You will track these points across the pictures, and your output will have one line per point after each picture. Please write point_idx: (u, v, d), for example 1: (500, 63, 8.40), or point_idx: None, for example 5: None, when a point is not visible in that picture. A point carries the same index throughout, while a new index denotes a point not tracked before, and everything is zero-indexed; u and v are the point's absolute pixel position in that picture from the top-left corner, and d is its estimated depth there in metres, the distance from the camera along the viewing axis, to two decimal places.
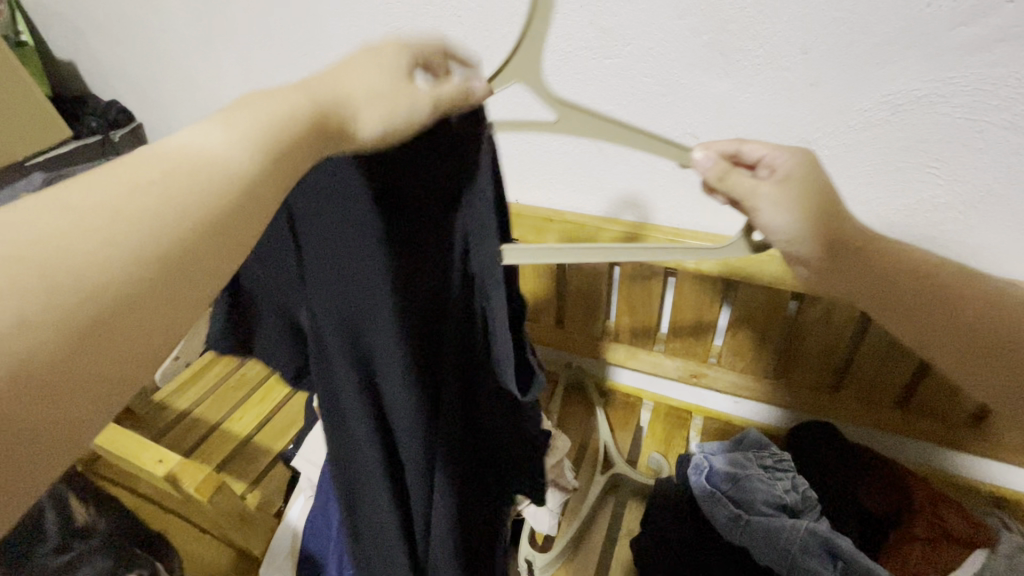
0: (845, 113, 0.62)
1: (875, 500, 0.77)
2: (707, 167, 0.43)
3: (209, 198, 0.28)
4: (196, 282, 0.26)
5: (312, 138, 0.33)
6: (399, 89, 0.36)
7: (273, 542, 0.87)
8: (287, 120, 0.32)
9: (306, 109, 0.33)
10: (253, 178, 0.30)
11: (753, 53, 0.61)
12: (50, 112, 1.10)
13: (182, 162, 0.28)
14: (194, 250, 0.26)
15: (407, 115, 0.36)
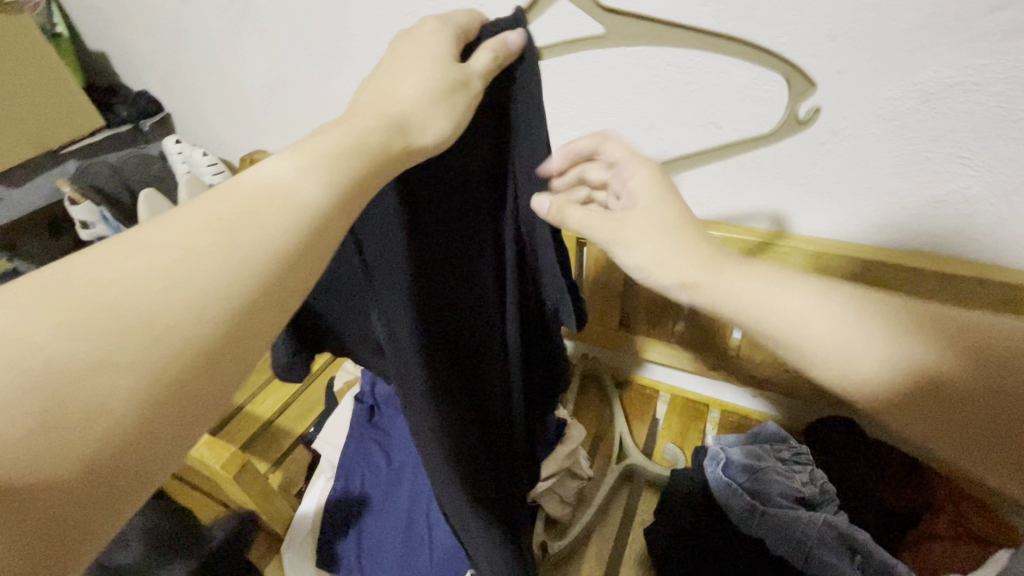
0: (874, 102, 0.60)
1: (893, 498, 0.76)
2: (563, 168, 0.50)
3: (276, 241, 0.28)
4: (253, 334, 0.26)
5: (386, 159, 0.35)
6: (448, 78, 0.38)
7: (295, 521, 0.89)
8: (350, 144, 0.33)
9: (376, 128, 0.35)
10: (317, 219, 0.30)
11: (779, 39, 0.60)
12: (84, 102, 1.14)
13: (259, 201, 0.29)
14: (256, 301, 0.26)
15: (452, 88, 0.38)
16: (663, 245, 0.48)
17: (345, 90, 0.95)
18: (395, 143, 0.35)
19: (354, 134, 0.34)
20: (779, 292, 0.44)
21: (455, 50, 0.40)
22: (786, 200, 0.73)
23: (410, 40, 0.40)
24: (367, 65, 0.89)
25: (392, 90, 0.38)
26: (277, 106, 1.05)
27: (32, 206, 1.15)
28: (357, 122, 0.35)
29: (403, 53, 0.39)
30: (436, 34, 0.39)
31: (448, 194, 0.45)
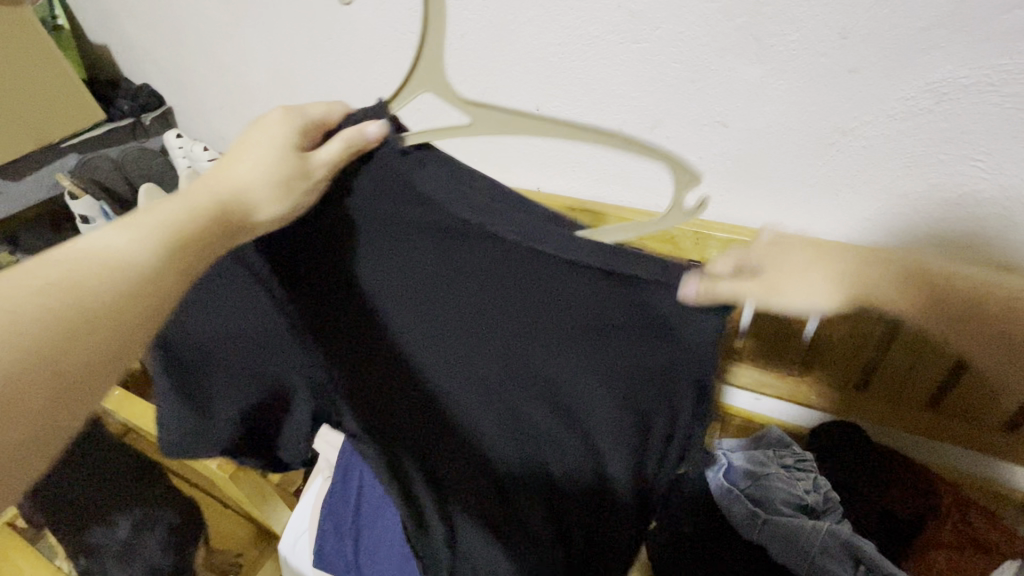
0: (885, 101, 0.59)
1: (900, 505, 0.75)
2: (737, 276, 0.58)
3: (118, 275, 0.33)
4: (107, 337, 0.31)
5: (219, 221, 0.40)
6: (291, 166, 0.43)
7: (288, 523, 0.87)
8: (185, 212, 0.38)
9: (208, 205, 0.40)
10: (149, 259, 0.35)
11: (789, 37, 0.59)
12: (85, 95, 1.13)
13: (86, 258, 0.32)
14: (105, 311, 0.31)
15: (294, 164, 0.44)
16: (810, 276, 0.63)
17: (345, 85, 0.93)
18: (230, 218, 0.41)
19: (187, 211, 0.39)
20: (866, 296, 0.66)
21: (302, 139, 0.45)
22: (794, 201, 0.71)
23: (261, 125, 0.45)
24: (369, 61, 0.87)
25: (231, 169, 0.43)
26: (278, 101, 1.04)
27: (34, 200, 1.14)
28: (190, 195, 0.40)
29: (249, 138, 0.44)
30: (281, 124, 0.45)
31: (312, 244, 0.49)
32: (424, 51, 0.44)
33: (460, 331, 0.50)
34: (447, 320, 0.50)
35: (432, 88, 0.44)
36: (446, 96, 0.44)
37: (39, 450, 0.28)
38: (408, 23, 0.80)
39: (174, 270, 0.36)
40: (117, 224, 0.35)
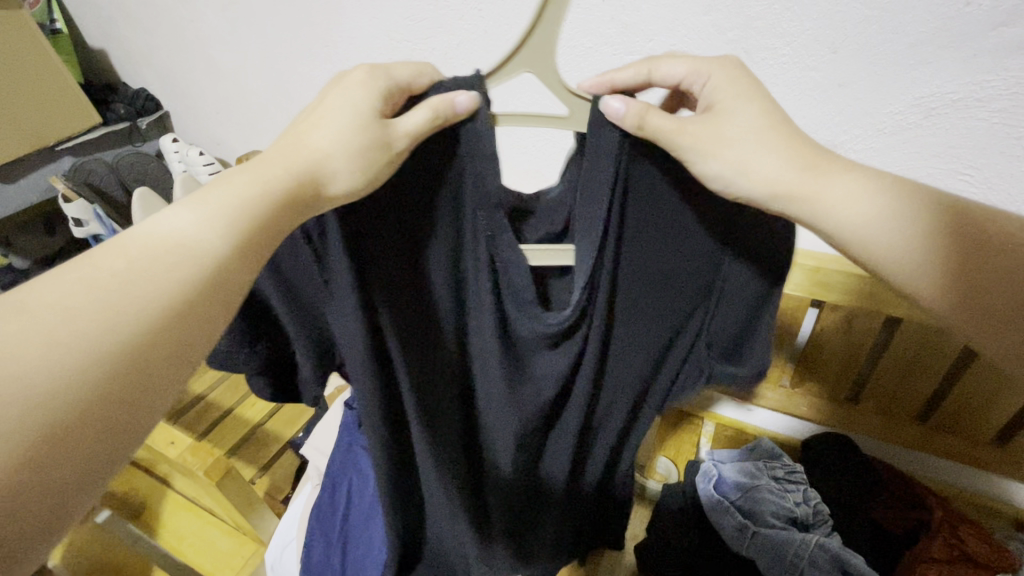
0: (875, 116, 0.59)
1: (887, 517, 0.76)
2: (621, 116, 0.39)
3: (181, 272, 0.31)
4: (183, 328, 0.31)
5: (283, 207, 0.37)
6: (368, 136, 0.39)
7: (276, 529, 0.87)
8: (257, 195, 0.36)
9: (280, 182, 0.37)
10: (210, 259, 0.33)
11: (780, 51, 0.59)
12: (81, 98, 1.13)
13: (150, 255, 0.31)
14: (183, 302, 0.31)
15: (366, 145, 0.38)
16: (775, 147, 0.41)
17: None
18: (298, 197, 0.38)
19: (263, 188, 0.37)
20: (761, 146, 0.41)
21: (383, 104, 0.40)
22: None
23: (343, 85, 0.41)
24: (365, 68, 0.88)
25: (307, 137, 0.40)
26: (274, 107, 1.04)
27: (26, 202, 1.14)
28: (261, 169, 0.38)
29: (332, 99, 0.41)
30: (364, 83, 0.40)
31: (392, 240, 0.45)
32: (535, 28, 0.39)
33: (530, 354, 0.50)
34: (521, 347, 0.49)
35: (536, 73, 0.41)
36: (549, 85, 0.41)
37: (125, 433, 0.28)
38: (403, 31, 0.80)
39: (237, 263, 0.34)
40: (191, 206, 0.34)
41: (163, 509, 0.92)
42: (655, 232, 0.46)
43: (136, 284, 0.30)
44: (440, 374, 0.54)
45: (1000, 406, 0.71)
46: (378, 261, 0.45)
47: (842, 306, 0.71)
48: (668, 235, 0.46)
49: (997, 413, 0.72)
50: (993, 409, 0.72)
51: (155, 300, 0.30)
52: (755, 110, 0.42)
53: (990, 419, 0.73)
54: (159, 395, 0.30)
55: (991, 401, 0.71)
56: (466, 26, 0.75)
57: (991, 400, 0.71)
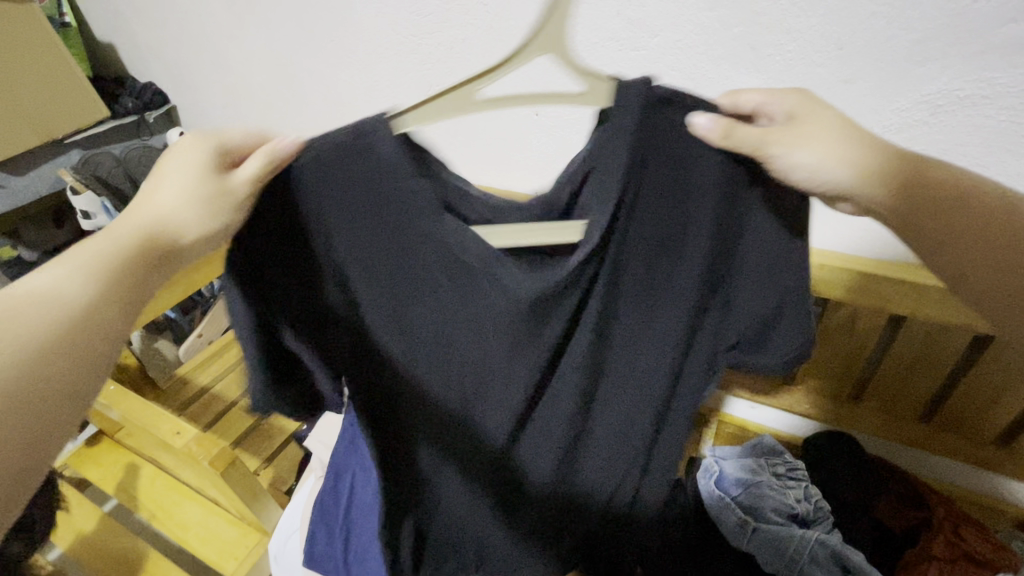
0: (881, 112, 0.59)
1: (887, 515, 0.76)
2: (709, 129, 0.40)
3: (57, 319, 0.32)
4: (68, 370, 0.31)
5: (138, 262, 0.36)
6: (211, 186, 0.39)
7: (280, 519, 0.87)
8: (110, 250, 0.36)
9: (135, 239, 0.37)
10: (85, 306, 0.33)
11: (786, 47, 0.59)
12: (89, 91, 1.14)
13: (22, 307, 0.31)
14: (61, 343, 0.31)
15: (211, 199, 0.38)
16: (837, 151, 0.42)
17: (347, 87, 0.94)
18: (152, 249, 0.37)
19: (118, 246, 0.36)
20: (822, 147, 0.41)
21: (217, 164, 0.40)
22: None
23: (170, 154, 0.40)
24: (369, 62, 0.88)
25: (149, 201, 0.39)
26: (280, 100, 1.04)
27: (35, 194, 1.15)
28: (101, 237, 0.37)
29: (162, 165, 0.40)
30: (194, 150, 0.40)
31: (380, 231, 0.44)
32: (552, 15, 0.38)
33: (537, 335, 0.49)
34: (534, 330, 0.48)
35: (548, 56, 0.39)
36: (566, 66, 0.40)
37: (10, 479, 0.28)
38: (409, 26, 0.80)
39: (109, 302, 0.34)
40: (58, 264, 0.34)
41: (169, 497, 0.93)
42: (666, 213, 0.46)
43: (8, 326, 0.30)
44: (454, 371, 0.52)
45: (1007, 403, 0.70)
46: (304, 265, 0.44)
47: (846, 304, 0.71)
48: (675, 224, 0.46)
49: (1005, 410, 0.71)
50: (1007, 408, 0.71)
51: (30, 341, 0.30)
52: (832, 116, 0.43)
53: (999, 416, 0.72)
54: (54, 421, 0.30)
55: (997, 398, 0.70)
56: (471, 20, 0.75)
57: (995, 400, 0.71)
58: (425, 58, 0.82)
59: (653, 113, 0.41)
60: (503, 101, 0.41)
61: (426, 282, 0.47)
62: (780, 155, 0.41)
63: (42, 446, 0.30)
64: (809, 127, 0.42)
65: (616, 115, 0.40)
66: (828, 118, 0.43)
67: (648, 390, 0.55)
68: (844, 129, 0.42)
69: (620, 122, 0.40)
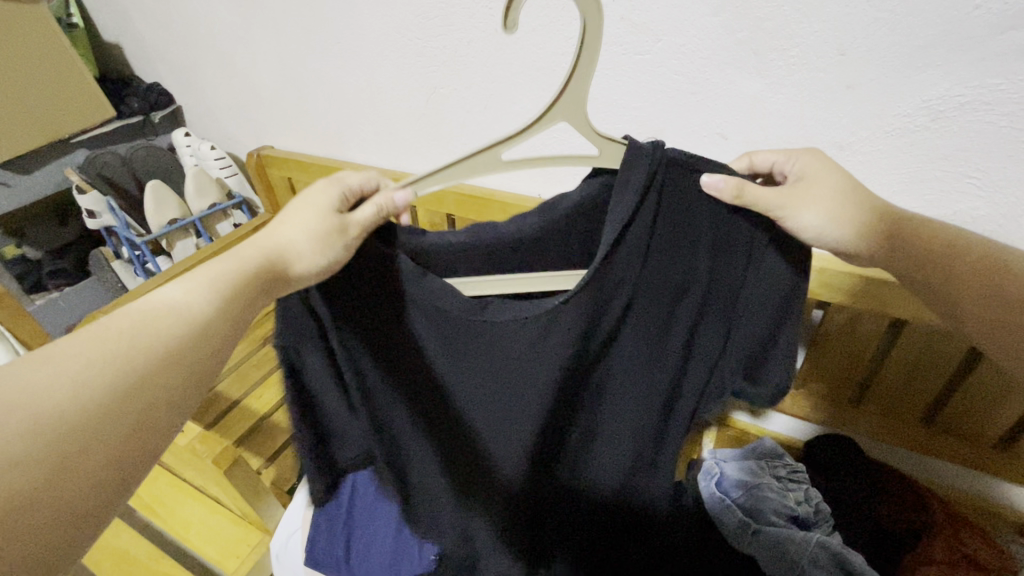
0: (883, 117, 0.60)
1: (889, 519, 0.76)
2: (720, 187, 0.43)
3: (187, 325, 0.36)
4: (193, 367, 0.35)
5: (260, 278, 0.41)
6: (329, 224, 0.43)
7: (282, 517, 0.88)
8: (239, 265, 0.40)
9: (255, 258, 0.41)
10: (207, 318, 0.37)
11: (788, 52, 0.60)
12: (95, 92, 1.15)
13: (160, 310, 0.35)
14: (187, 346, 0.35)
15: (337, 245, 0.43)
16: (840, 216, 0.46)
17: (352, 89, 0.94)
18: (268, 269, 0.41)
19: (239, 262, 0.40)
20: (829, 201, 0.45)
21: (338, 204, 0.45)
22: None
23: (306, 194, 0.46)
24: (375, 65, 0.88)
25: (278, 228, 0.44)
26: (285, 101, 1.05)
27: (41, 194, 1.16)
28: (238, 250, 0.42)
29: (296, 204, 0.45)
30: (325, 190, 0.46)
31: (373, 289, 0.49)
32: (571, 81, 0.41)
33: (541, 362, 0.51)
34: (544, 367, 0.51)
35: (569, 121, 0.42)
36: (582, 131, 0.43)
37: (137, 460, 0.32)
38: (415, 28, 0.81)
39: (216, 328, 0.37)
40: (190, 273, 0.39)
41: (171, 496, 0.93)
42: (669, 260, 0.49)
43: (130, 335, 0.33)
44: (480, 400, 0.55)
45: (1008, 408, 0.70)
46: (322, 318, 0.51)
47: (848, 307, 0.71)
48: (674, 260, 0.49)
49: (1007, 414, 0.71)
50: (1009, 414, 0.71)
51: (144, 355, 0.33)
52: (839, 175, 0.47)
53: (1000, 421, 0.72)
54: (157, 425, 0.33)
55: (997, 403, 0.71)
56: (477, 24, 0.76)
57: (996, 404, 0.71)
58: (430, 61, 0.83)
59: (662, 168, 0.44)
60: (520, 163, 0.44)
61: (426, 327, 0.51)
62: (788, 216, 0.44)
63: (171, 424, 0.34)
64: (813, 192, 0.45)
65: (625, 170, 0.43)
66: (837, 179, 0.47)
67: (646, 405, 0.58)
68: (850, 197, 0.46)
69: (629, 178, 0.43)
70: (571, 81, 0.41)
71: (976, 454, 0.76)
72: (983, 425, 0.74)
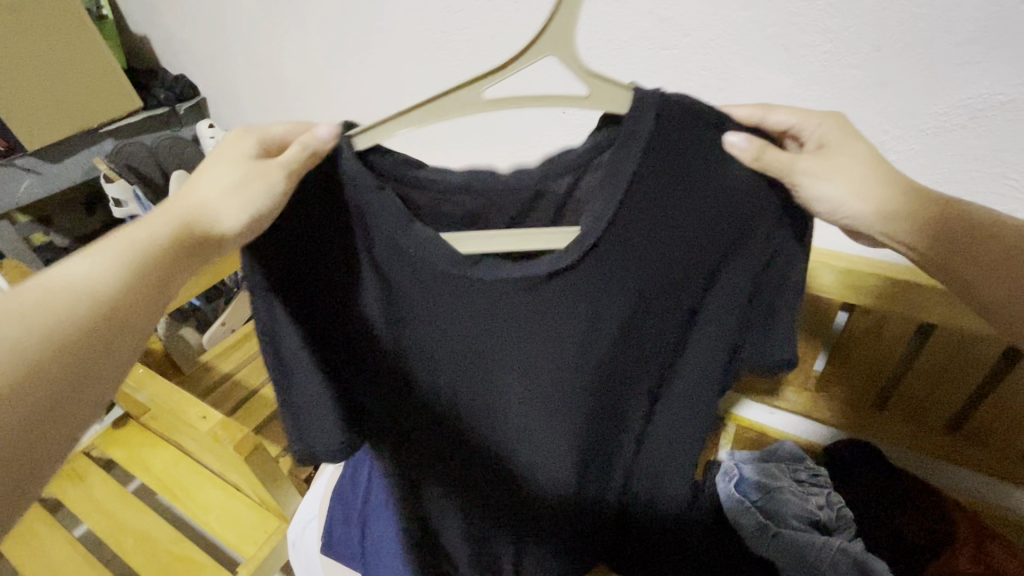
0: (917, 116, 0.58)
1: (913, 529, 0.74)
2: (743, 148, 0.43)
3: (80, 296, 0.33)
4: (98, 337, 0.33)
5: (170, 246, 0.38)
6: (247, 173, 0.41)
7: (299, 506, 0.89)
8: (145, 234, 0.37)
9: (169, 224, 0.39)
10: (104, 287, 0.34)
11: (821, 48, 0.59)
12: (124, 82, 1.17)
13: (53, 288, 0.33)
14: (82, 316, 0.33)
15: (265, 191, 0.40)
16: (865, 187, 0.44)
17: (373, 82, 0.95)
18: (187, 234, 0.39)
19: (149, 231, 0.38)
20: (857, 174, 0.44)
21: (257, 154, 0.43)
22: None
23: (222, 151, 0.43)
24: (398, 60, 0.89)
25: (194, 189, 0.41)
26: (307, 93, 1.06)
27: (70, 182, 1.19)
28: (147, 219, 0.39)
29: (214, 159, 0.42)
30: (240, 142, 0.43)
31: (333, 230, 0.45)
32: (552, 23, 0.40)
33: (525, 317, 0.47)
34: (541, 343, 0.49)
35: (558, 58, 0.41)
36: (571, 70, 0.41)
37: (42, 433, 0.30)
38: (438, 21, 0.81)
39: (136, 288, 0.35)
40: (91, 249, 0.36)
41: (191, 481, 0.95)
42: (671, 225, 0.46)
43: (30, 303, 0.32)
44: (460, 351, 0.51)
45: None
46: (301, 284, 0.48)
47: (874, 310, 0.70)
48: (684, 225, 0.46)
49: None
50: None
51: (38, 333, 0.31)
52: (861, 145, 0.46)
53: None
54: (57, 397, 0.31)
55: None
56: (501, 17, 0.75)
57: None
58: (453, 54, 0.83)
59: (671, 104, 0.41)
60: (503, 101, 0.42)
61: (402, 274, 0.47)
62: (807, 183, 0.44)
63: (77, 396, 0.32)
64: (835, 155, 0.45)
65: (630, 118, 0.41)
66: (861, 148, 0.46)
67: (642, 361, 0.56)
68: (873, 167, 0.45)
69: (637, 129, 0.41)
70: (560, 12, 0.39)
71: (1002, 465, 0.74)
72: (1012, 435, 0.72)
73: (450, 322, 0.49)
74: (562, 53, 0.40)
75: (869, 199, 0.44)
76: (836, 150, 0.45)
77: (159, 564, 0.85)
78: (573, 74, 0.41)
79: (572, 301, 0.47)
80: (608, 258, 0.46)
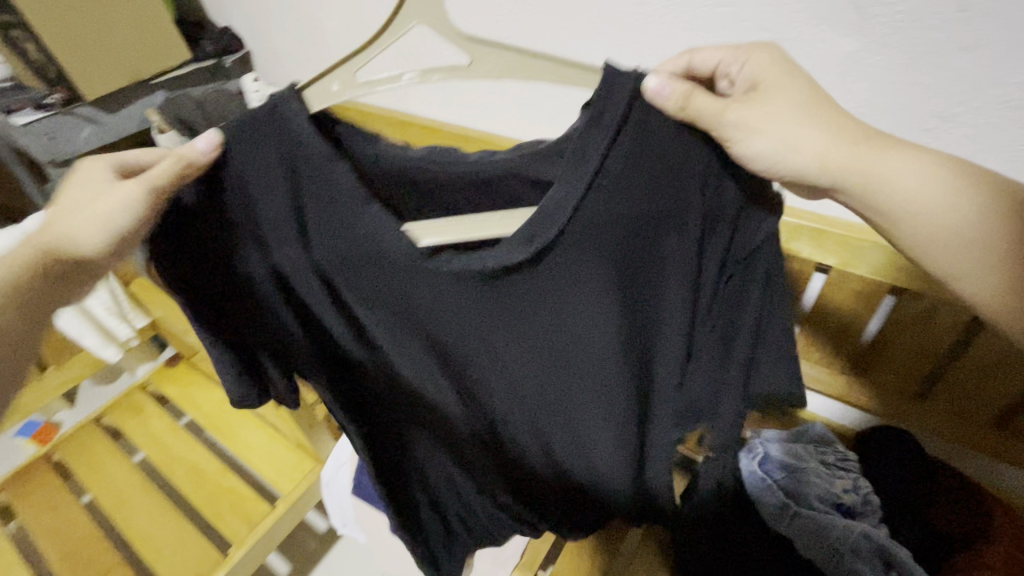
0: (1000, 87, 0.53)
1: (944, 519, 0.73)
2: (665, 93, 0.38)
3: None
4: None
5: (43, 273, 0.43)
6: (92, 193, 0.42)
7: (333, 450, 0.94)
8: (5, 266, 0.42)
9: (33, 256, 0.42)
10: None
11: (897, 7, 0.54)
12: (171, 33, 1.18)
13: None
14: None
15: (110, 221, 0.41)
16: (815, 138, 0.41)
17: (416, 38, 0.93)
18: (51, 262, 0.43)
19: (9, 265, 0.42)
20: (800, 125, 0.41)
21: (105, 174, 0.43)
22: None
23: (72, 175, 0.44)
24: None
25: (56, 216, 0.42)
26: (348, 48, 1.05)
27: (124, 132, 1.24)
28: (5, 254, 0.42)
29: (64, 184, 0.43)
30: (89, 166, 0.44)
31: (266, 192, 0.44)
32: None
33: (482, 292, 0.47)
34: (505, 343, 0.51)
35: (425, 21, 0.43)
36: (442, 33, 0.43)
37: None
38: None
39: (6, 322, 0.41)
40: None
41: (235, 420, 1.01)
42: (626, 205, 0.42)
43: None
44: (411, 317, 0.51)
45: None
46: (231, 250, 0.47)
47: (925, 295, 0.67)
48: (638, 232, 0.44)
49: None
50: None
51: None
52: (796, 87, 0.42)
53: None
54: None
55: None
56: None
57: None
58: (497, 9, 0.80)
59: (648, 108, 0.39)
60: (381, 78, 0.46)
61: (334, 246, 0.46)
62: (737, 140, 0.40)
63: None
64: (764, 102, 0.41)
65: (600, 94, 0.39)
66: (789, 94, 0.42)
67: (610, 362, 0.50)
68: (812, 107, 0.42)
69: (604, 112, 0.39)
70: None
71: None
72: None
73: (398, 306, 0.50)
74: (436, 15, 0.43)
75: (817, 151, 0.41)
76: (776, 91, 0.42)
77: (207, 493, 0.92)
78: (454, 39, 0.44)
79: (540, 277, 0.46)
80: (560, 257, 0.44)
